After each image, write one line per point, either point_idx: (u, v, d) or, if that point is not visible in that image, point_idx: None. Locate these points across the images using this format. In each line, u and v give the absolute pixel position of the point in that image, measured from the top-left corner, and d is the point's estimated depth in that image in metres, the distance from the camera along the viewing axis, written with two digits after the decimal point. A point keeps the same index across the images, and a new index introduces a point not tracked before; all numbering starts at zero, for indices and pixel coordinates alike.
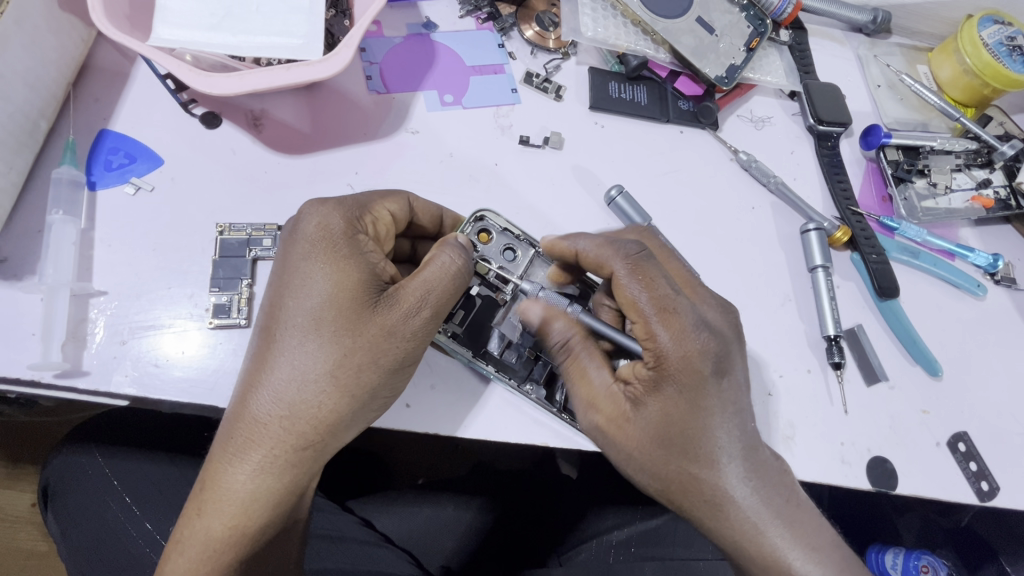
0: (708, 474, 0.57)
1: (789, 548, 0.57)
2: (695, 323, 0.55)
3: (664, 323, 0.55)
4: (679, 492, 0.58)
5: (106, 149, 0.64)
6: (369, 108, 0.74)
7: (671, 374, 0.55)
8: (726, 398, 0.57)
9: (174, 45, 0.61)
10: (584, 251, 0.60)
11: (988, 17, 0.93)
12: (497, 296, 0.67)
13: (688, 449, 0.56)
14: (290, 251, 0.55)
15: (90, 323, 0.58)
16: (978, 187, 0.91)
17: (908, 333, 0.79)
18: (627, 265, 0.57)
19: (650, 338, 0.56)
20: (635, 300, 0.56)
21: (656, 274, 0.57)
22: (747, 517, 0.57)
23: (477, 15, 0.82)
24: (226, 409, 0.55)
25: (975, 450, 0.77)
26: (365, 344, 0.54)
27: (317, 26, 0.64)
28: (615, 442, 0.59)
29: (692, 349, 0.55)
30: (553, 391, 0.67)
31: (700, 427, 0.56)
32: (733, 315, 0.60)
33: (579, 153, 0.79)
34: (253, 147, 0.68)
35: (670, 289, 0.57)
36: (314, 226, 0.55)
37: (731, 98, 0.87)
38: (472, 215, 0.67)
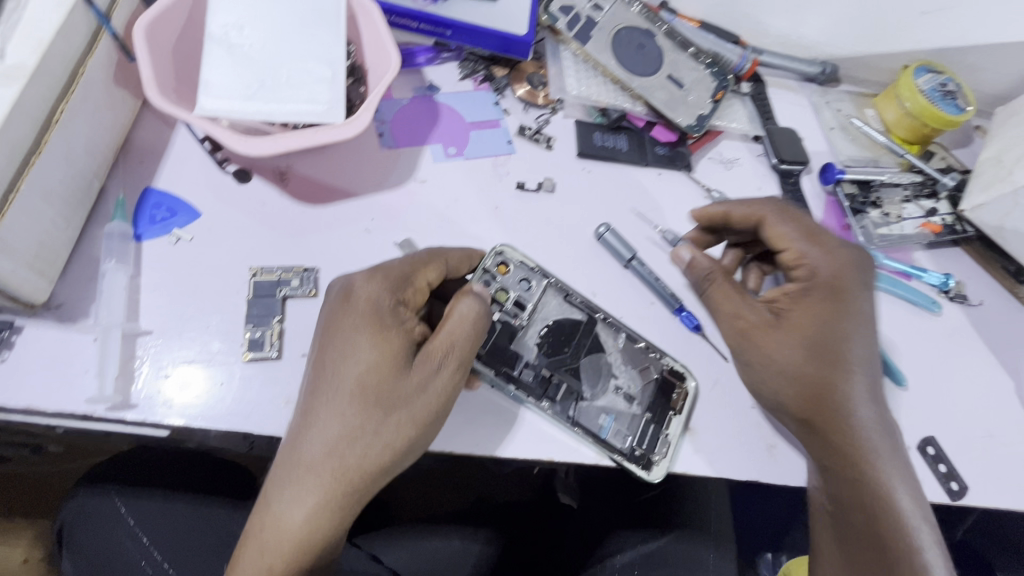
0: (845, 383, 0.71)
1: (895, 478, 0.70)
2: (829, 247, 0.75)
3: (816, 243, 0.75)
4: (820, 399, 0.71)
5: (150, 204, 0.72)
6: (383, 161, 0.83)
7: (823, 287, 0.73)
8: (863, 317, 0.73)
9: (215, 113, 0.69)
10: (735, 211, 0.80)
11: (921, 68, 1.07)
12: (516, 321, 0.77)
13: (830, 353, 0.71)
14: (338, 315, 0.63)
15: (136, 361, 0.64)
16: (926, 214, 1.02)
17: (873, 346, 0.87)
18: (777, 209, 0.78)
19: (801, 259, 0.76)
20: (784, 233, 0.76)
21: (802, 216, 0.78)
22: (869, 430, 0.71)
23: (474, 77, 0.93)
24: (280, 455, 0.61)
25: (944, 453, 0.84)
26: (404, 399, 0.61)
27: (339, 94, 0.74)
28: (761, 347, 0.73)
29: (839, 261, 0.74)
30: (566, 408, 0.74)
31: (840, 334, 0.72)
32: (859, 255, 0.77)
33: (570, 196, 0.89)
34: (281, 199, 0.76)
35: (798, 228, 0.77)
36: (361, 294, 0.64)
37: (702, 143, 0.98)
38: (494, 250, 0.79)
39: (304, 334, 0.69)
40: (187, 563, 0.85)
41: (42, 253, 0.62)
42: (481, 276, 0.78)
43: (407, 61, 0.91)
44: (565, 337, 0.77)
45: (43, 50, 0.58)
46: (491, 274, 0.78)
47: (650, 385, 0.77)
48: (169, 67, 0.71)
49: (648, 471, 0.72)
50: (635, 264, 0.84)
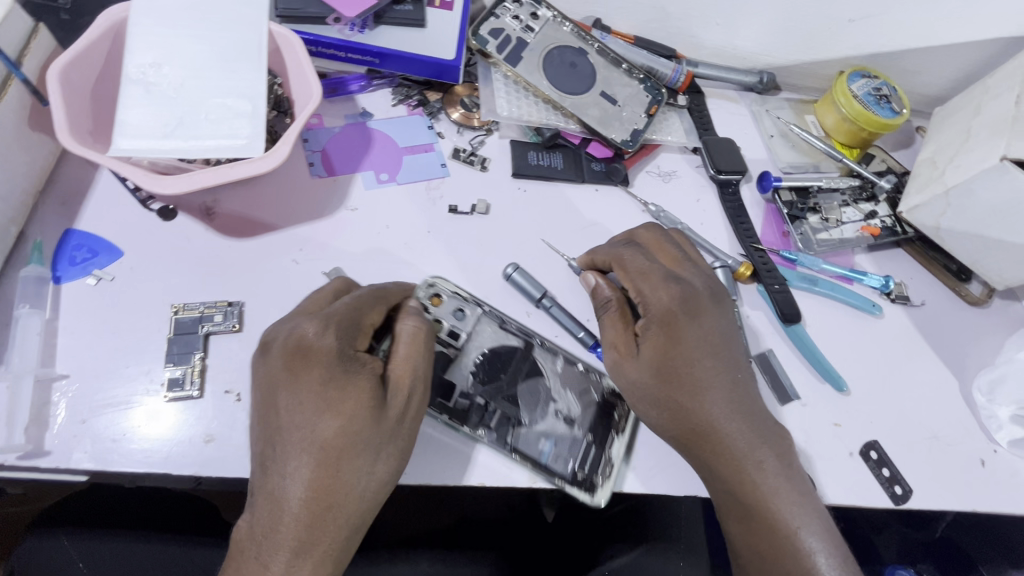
0: (696, 405, 0.70)
1: (769, 481, 0.69)
2: (666, 278, 0.74)
3: (643, 280, 0.74)
4: (683, 424, 0.71)
5: (70, 246, 0.71)
6: (313, 191, 0.83)
7: (664, 318, 0.72)
8: (713, 345, 0.72)
9: (131, 153, 0.69)
10: (600, 256, 0.80)
11: (856, 73, 1.08)
12: (449, 352, 0.76)
13: (677, 381, 0.71)
14: (296, 369, 0.60)
15: (52, 406, 0.63)
16: (865, 218, 1.02)
17: (812, 352, 0.88)
18: (617, 253, 0.78)
19: (640, 294, 0.74)
20: (627, 269, 0.76)
21: (632, 256, 0.77)
22: (737, 442, 0.70)
23: (408, 102, 0.94)
24: (262, 519, 0.58)
25: (887, 457, 0.84)
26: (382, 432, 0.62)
27: (259, 128, 0.74)
28: (623, 378, 0.74)
29: (668, 294, 0.73)
30: (503, 434, 0.73)
31: (686, 360, 0.71)
32: (709, 284, 0.76)
33: (505, 216, 0.89)
34: (207, 234, 0.76)
35: (646, 261, 0.75)
36: (315, 346, 0.60)
37: (639, 157, 0.99)
38: (425, 282, 0.79)
39: (227, 370, 0.69)
40: None
41: None
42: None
43: (340, 89, 0.92)
44: (501, 365, 0.77)
45: None
46: (424, 306, 0.78)
47: (590, 408, 0.77)
48: (85, 110, 0.72)
49: (591, 496, 0.73)
50: (546, 302, 0.82)
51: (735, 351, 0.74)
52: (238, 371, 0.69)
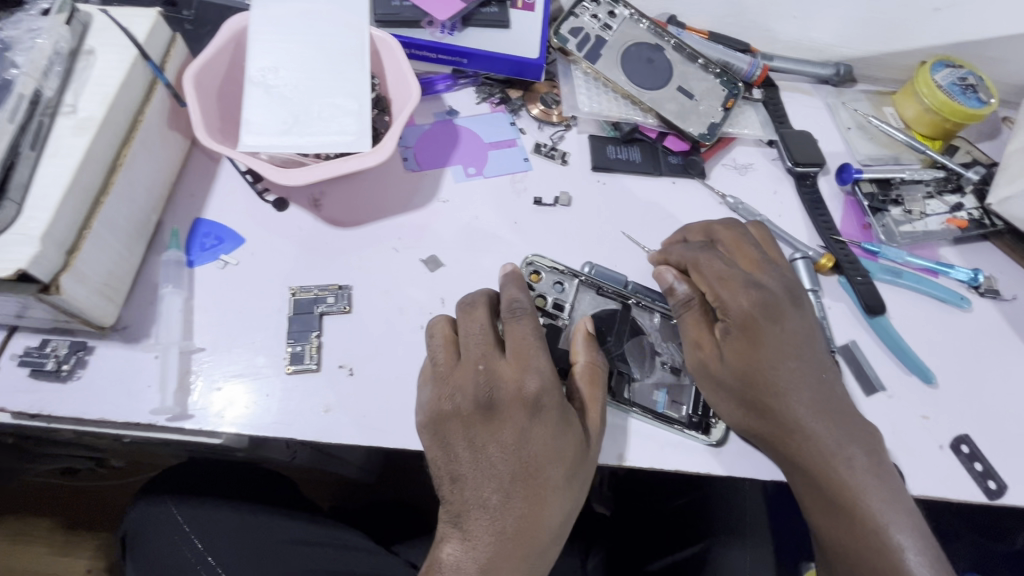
0: (780, 407, 0.71)
1: (857, 476, 0.69)
2: (745, 283, 0.72)
3: (723, 286, 0.72)
4: (767, 425, 0.72)
5: (200, 233, 0.79)
6: (408, 184, 0.89)
7: (744, 322, 0.71)
8: (795, 350, 0.72)
9: (256, 149, 0.76)
10: (674, 256, 0.79)
11: (939, 63, 1.06)
12: (557, 322, 0.80)
13: (761, 385, 0.71)
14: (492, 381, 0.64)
15: (193, 375, 0.70)
16: (951, 210, 1.00)
17: (899, 345, 0.87)
18: (694, 256, 0.76)
19: (719, 299, 0.72)
20: (704, 272, 0.74)
21: (712, 260, 0.74)
22: (823, 439, 0.70)
23: (491, 100, 0.98)
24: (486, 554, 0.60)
25: (979, 451, 0.82)
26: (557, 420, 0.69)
27: (366, 124, 0.80)
28: (706, 379, 0.75)
29: (749, 302, 0.71)
30: (621, 392, 0.77)
31: (769, 365, 0.71)
32: (789, 286, 0.75)
33: (586, 209, 0.92)
34: (316, 223, 0.83)
35: (725, 264, 0.73)
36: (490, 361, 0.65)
37: (715, 151, 1.00)
38: (524, 261, 0.83)
39: (340, 348, 0.75)
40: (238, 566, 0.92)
41: (111, 281, 0.69)
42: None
43: (428, 89, 0.97)
44: (606, 329, 0.80)
45: (109, 103, 0.67)
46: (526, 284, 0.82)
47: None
48: (215, 109, 0.79)
49: (708, 435, 0.76)
50: (631, 288, 0.84)
51: (818, 353, 0.73)
52: (350, 349, 0.75)
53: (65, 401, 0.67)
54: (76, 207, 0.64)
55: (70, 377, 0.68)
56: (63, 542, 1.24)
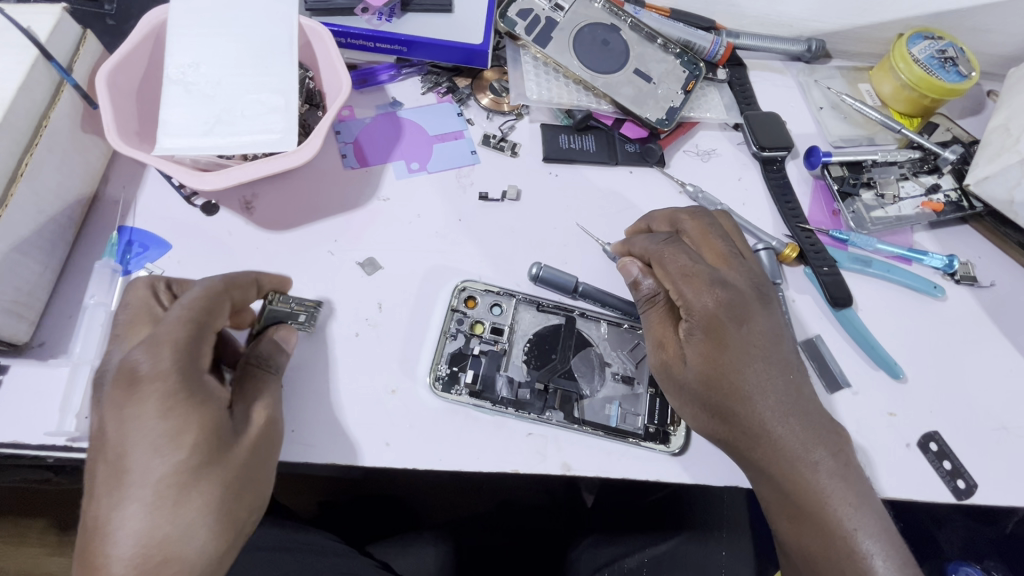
0: (746, 410, 0.66)
1: (824, 483, 0.65)
2: (713, 280, 0.67)
3: (689, 284, 0.67)
4: (731, 428, 0.67)
5: (122, 242, 0.75)
6: (347, 182, 0.84)
7: (708, 324, 0.66)
8: (763, 351, 0.66)
9: (173, 152, 0.72)
10: (635, 249, 0.76)
11: (918, 34, 0.99)
12: (498, 346, 0.76)
13: (724, 389, 0.66)
14: (119, 402, 0.52)
15: None
16: (927, 192, 0.95)
17: (867, 340, 0.82)
18: (659, 249, 0.71)
19: (682, 299, 0.67)
20: (667, 269, 0.69)
21: (681, 252, 0.70)
22: (789, 444, 0.65)
23: (437, 90, 0.93)
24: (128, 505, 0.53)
25: (948, 449, 0.78)
26: (246, 473, 0.58)
27: (293, 122, 0.75)
28: (670, 379, 0.70)
29: (713, 301, 0.66)
30: (570, 410, 0.73)
31: (738, 369, 0.65)
32: (757, 281, 0.70)
33: (537, 202, 0.88)
34: (247, 227, 0.79)
35: (691, 260, 0.69)
36: (157, 379, 0.53)
37: (675, 137, 0.95)
38: (456, 288, 0.78)
39: None
40: None
41: (20, 297, 0.66)
42: (450, 316, 0.76)
43: (370, 80, 0.92)
44: (550, 346, 0.76)
45: (4, 108, 0.63)
46: (460, 311, 0.77)
47: (643, 363, 0.77)
48: (132, 110, 0.75)
49: (668, 445, 0.73)
50: (581, 291, 0.80)
51: (785, 353, 0.68)
52: None
53: None
54: None
55: None
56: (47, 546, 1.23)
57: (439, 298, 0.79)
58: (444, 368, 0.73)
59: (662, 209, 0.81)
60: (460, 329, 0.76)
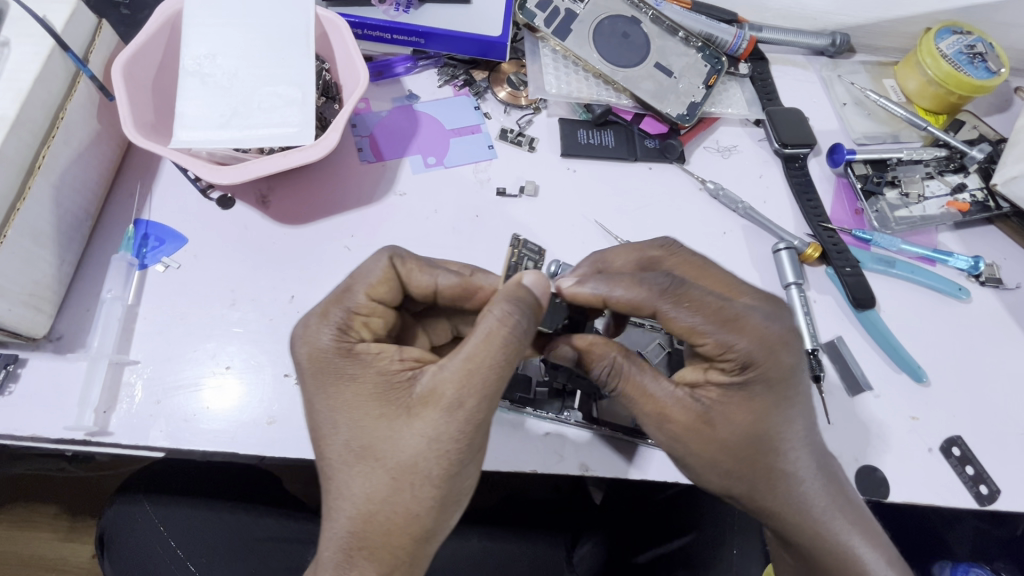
0: (781, 462, 0.59)
1: (847, 532, 0.61)
2: (759, 315, 0.57)
3: (736, 330, 0.56)
4: (762, 487, 0.60)
5: (137, 235, 0.74)
6: (363, 176, 0.83)
7: (758, 370, 0.56)
8: (799, 388, 0.59)
9: (190, 145, 0.71)
10: (612, 296, 0.60)
11: (945, 29, 0.97)
12: None
13: (767, 444, 0.58)
14: (319, 380, 0.55)
15: (129, 386, 0.67)
16: (952, 192, 0.93)
17: (889, 342, 0.81)
18: (670, 296, 0.57)
19: (727, 348, 0.56)
20: (697, 323, 0.56)
21: (700, 293, 0.57)
22: (815, 498, 0.60)
23: (454, 83, 0.92)
24: (349, 465, 0.52)
25: (971, 454, 0.77)
26: (454, 431, 0.50)
27: (310, 115, 0.74)
28: (691, 448, 0.59)
29: (772, 346, 0.56)
30: (589, 410, 0.72)
31: (781, 415, 0.58)
32: (774, 298, 0.62)
33: (555, 198, 0.86)
34: (263, 221, 0.78)
35: (718, 298, 0.57)
36: (336, 351, 0.55)
37: (696, 133, 0.93)
38: None
39: (286, 355, 0.71)
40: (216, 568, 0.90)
41: (38, 290, 0.65)
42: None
43: (386, 72, 0.91)
44: None
45: (21, 99, 0.62)
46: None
47: (662, 363, 0.76)
48: (148, 102, 0.74)
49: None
50: None
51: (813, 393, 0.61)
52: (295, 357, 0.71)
53: None
54: None
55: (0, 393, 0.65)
56: (60, 531, 1.24)
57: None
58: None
59: (619, 249, 0.69)
60: None
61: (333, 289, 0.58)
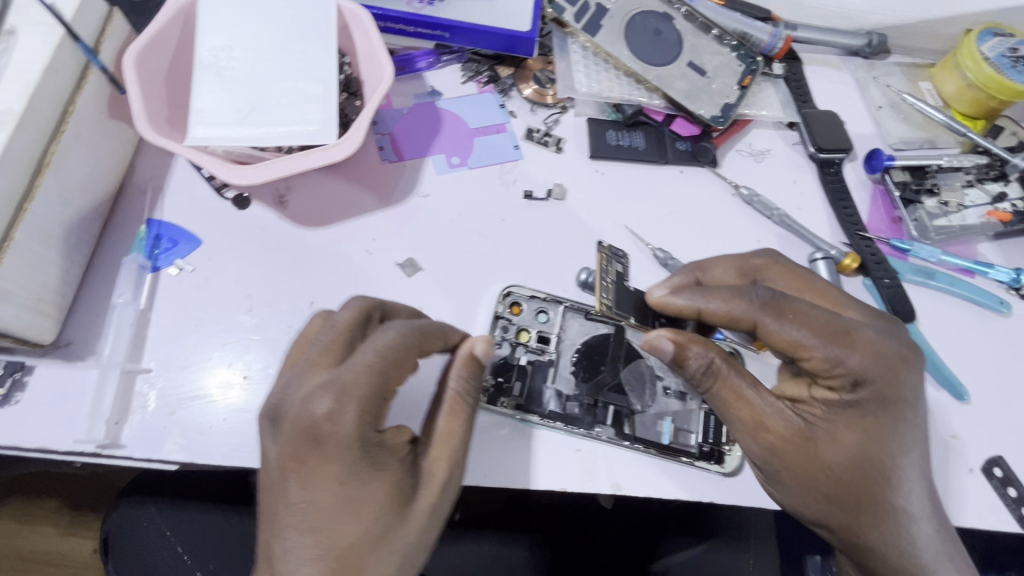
0: (885, 485, 0.60)
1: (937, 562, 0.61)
2: (866, 332, 0.58)
3: (844, 347, 0.56)
4: (864, 509, 0.60)
5: (150, 236, 0.71)
6: (384, 177, 0.80)
7: (864, 387, 0.58)
8: (914, 405, 0.60)
9: (206, 142, 0.68)
10: (711, 309, 0.61)
11: (988, 30, 0.93)
12: (544, 356, 0.72)
13: (875, 463, 0.59)
14: (302, 443, 0.50)
15: (141, 396, 0.64)
16: (993, 201, 0.89)
17: (929, 357, 0.78)
18: (771, 311, 0.58)
19: (836, 364, 0.57)
20: (801, 337, 0.57)
21: (806, 308, 0.58)
22: (920, 524, 0.60)
23: (478, 79, 0.88)
24: (313, 530, 0.51)
25: (1014, 475, 0.74)
26: (427, 502, 0.55)
27: (332, 112, 0.70)
28: (790, 462, 0.60)
29: (880, 364, 0.57)
30: (621, 426, 0.70)
31: (887, 431, 0.59)
32: (881, 315, 0.63)
33: (584, 202, 0.83)
34: (281, 223, 0.75)
35: (827, 314, 0.58)
36: (335, 420, 0.50)
37: (729, 135, 0.90)
38: (501, 292, 0.74)
39: None
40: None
41: (46, 294, 0.62)
42: (495, 324, 0.73)
43: (408, 67, 0.87)
44: (599, 357, 0.72)
45: (29, 92, 0.58)
46: (505, 318, 0.73)
47: None
48: (162, 96, 0.70)
49: (723, 465, 0.69)
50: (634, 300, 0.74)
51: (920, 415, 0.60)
52: None
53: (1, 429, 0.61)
54: None
55: (6, 402, 0.62)
56: (61, 527, 1.20)
57: (483, 303, 0.75)
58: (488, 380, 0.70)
59: (721, 256, 0.69)
60: (506, 337, 0.73)
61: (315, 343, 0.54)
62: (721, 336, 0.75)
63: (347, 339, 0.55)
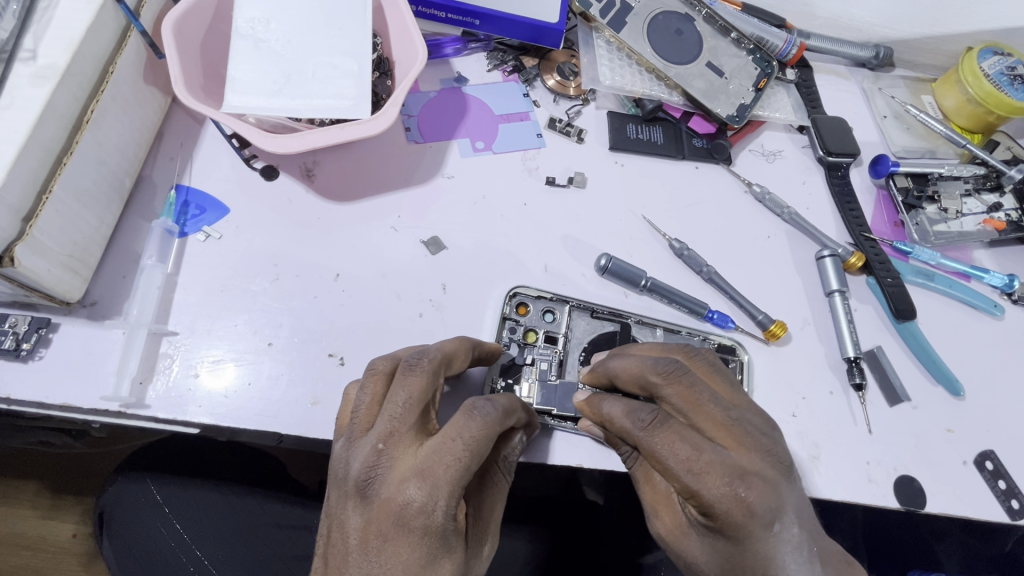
0: None
1: None
2: (729, 471, 0.51)
3: (701, 479, 0.51)
4: None
5: (178, 202, 0.72)
6: (410, 155, 0.81)
7: (726, 526, 0.52)
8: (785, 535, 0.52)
9: (242, 110, 0.68)
10: (612, 418, 0.58)
11: (987, 49, 0.96)
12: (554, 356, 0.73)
13: None
14: (388, 525, 0.50)
15: (166, 357, 0.65)
16: (988, 210, 0.93)
17: (927, 353, 0.82)
18: (643, 428, 0.54)
19: (693, 495, 0.52)
20: (668, 464, 0.52)
21: (683, 432, 0.53)
22: None
23: (503, 68, 0.90)
24: None
25: (1004, 469, 0.77)
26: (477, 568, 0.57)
27: (365, 88, 0.71)
28: (678, 555, 0.59)
29: (736, 502, 0.51)
30: None
31: (763, 568, 0.53)
32: (779, 455, 0.55)
33: (602, 192, 0.85)
34: (307, 196, 0.76)
35: (693, 446, 0.52)
36: (425, 510, 0.50)
37: (743, 135, 0.93)
38: (507, 295, 0.74)
39: (331, 335, 0.69)
40: (224, 552, 0.86)
41: (75, 252, 0.62)
42: (503, 325, 0.73)
43: (435, 51, 0.89)
44: None
45: (73, 49, 0.59)
46: (512, 319, 0.74)
47: None
48: (196, 64, 0.70)
49: None
50: (649, 285, 0.77)
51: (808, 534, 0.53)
52: (341, 337, 0.69)
53: (26, 384, 0.61)
54: (34, 166, 0.56)
55: (30, 358, 0.62)
56: (42, 509, 1.16)
57: (492, 302, 0.75)
58: (500, 384, 0.71)
59: (628, 361, 0.61)
60: (514, 338, 0.73)
61: (395, 413, 0.53)
62: (732, 325, 0.79)
63: (421, 411, 0.54)
